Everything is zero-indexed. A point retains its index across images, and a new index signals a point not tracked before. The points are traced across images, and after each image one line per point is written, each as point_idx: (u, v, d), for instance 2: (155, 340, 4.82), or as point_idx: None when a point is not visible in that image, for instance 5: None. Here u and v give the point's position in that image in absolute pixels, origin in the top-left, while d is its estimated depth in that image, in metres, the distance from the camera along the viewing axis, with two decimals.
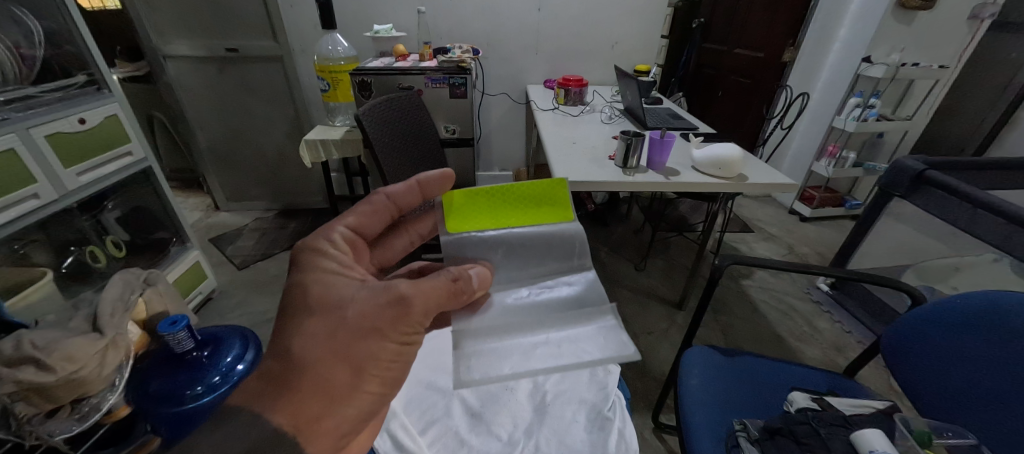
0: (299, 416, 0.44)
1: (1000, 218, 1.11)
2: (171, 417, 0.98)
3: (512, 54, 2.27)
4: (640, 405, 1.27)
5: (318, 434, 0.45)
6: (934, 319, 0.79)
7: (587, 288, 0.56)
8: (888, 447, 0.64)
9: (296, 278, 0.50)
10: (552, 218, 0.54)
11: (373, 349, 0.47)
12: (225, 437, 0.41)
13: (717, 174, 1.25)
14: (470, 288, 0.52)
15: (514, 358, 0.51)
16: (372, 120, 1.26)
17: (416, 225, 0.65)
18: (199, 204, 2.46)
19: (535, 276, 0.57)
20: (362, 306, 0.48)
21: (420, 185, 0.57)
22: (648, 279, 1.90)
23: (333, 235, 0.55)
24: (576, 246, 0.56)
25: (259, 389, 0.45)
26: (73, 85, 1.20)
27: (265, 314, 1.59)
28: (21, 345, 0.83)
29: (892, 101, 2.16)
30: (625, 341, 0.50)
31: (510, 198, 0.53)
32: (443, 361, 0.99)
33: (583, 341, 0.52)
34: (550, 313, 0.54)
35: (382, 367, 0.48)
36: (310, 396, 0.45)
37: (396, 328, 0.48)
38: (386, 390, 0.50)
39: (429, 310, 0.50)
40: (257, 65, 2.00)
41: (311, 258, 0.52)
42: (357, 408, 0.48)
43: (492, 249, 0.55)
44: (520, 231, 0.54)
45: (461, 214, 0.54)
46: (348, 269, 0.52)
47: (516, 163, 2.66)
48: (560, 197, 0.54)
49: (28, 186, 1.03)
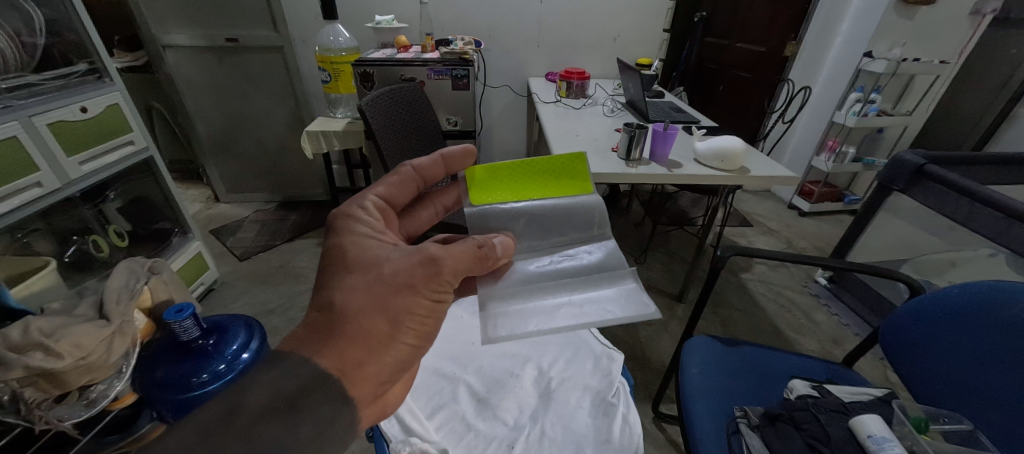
0: (344, 361, 0.45)
1: (998, 211, 1.12)
2: (178, 403, 1.00)
3: (513, 46, 2.26)
4: (640, 395, 1.29)
5: (360, 379, 0.45)
6: (932, 307, 0.80)
7: (606, 254, 0.61)
8: (885, 431, 0.66)
9: (333, 242, 0.52)
10: (571, 190, 0.60)
11: (409, 304, 0.49)
12: (276, 376, 0.42)
13: (719, 166, 1.26)
14: (495, 255, 0.55)
15: (539, 317, 0.54)
16: (374, 109, 1.26)
17: (442, 197, 0.67)
18: (199, 195, 2.46)
19: (555, 245, 0.62)
20: (398, 264, 0.49)
21: (444, 159, 0.60)
22: (648, 272, 1.91)
23: (365, 203, 0.57)
24: (595, 217, 0.61)
25: (305, 337, 0.46)
26: (74, 73, 1.19)
27: (268, 304, 1.60)
28: (29, 331, 0.84)
29: (892, 96, 2.14)
30: (645, 301, 0.54)
31: (531, 171, 0.59)
32: (448, 349, 1.00)
33: (606, 302, 0.56)
34: (571, 277, 0.58)
35: (417, 322, 0.50)
36: (355, 342, 0.46)
37: (429, 286, 0.49)
38: (422, 344, 0.51)
39: (458, 271, 0.51)
40: (257, 55, 1.98)
41: (346, 223, 0.54)
42: (395, 358, 0.49)
43: (515, 220, 0.61)
44: (542, 203, 0.60)
45: (487, 187, 0.59)
46: (381, 235, 0.54)
47: (516, 156, 2.66)
48: (579, 171, 0.60)
49: (30, 174, 1.03)
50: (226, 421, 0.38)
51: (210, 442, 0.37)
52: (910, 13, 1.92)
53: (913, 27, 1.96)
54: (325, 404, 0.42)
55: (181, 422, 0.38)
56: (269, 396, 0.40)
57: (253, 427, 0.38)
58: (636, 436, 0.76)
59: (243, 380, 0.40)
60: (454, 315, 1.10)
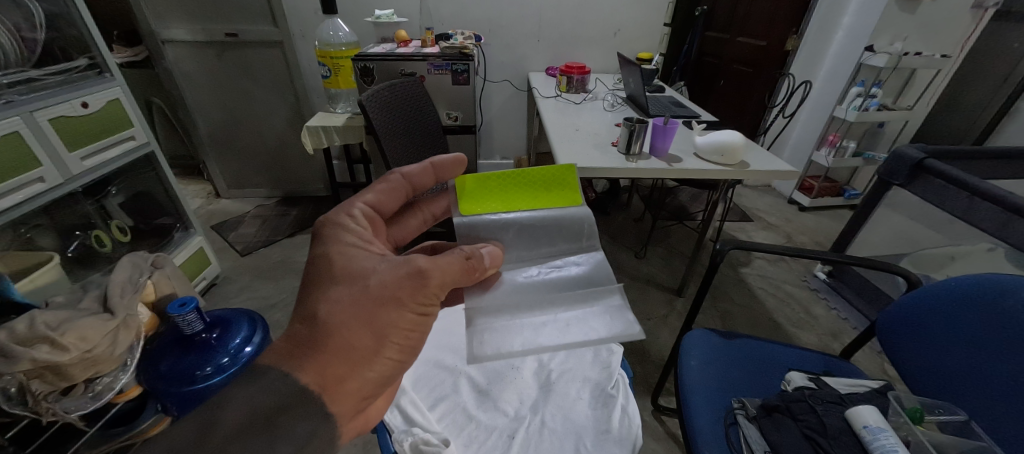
0: (325, 376, 0.46)
1: (996, 205, 1.13)
2: (182, 396, 1.01)
3: (513, 41, 2.25)
4: (640, 389, 1.30)
5: (341, 394, 0.46)
6: (933, 301, 0.81)
7: (593, 266, 0.61)
8: (880, 421, 0.67)
9: (319, 251, 0.53)
10: (561, 202, 0.61)
11: (395, 317, 0.50)
12: (259, 389, 0.42)
13: (718, 161, 1.26)
14: (482, 266, 0.56)
15: (525, 335, 0.56)
16: (374, 105, 1.26)
17: (431, 205, 0.69)
18: (200, 190, 2.46)
19: (543, 256, 0.62)
20: (384, 276, 0.50)
21: (434, 167, 0.62)
22: (648, 266, 1.92)
23: (353, 210, 0.58)
24: (584, 228, 0.62)
25: (288, 350, 0.46)
26: (74, 68, 1.19)
27: (270, 299, 1.61)
28: (35, 324, 0.85)
29: (892, 90, 2.15)
30: (629, 321, 0.55)
31: (521, 182, 0.60)
32: (450, 341, 1.01)
33: (591, 320, 0.57)
34: (559, 291, 0.59)
35: (403, 335, 0.51)
36: (337, 358, 0.47)
37: (415, 298, 0.51)
38: (405, 358, 0.52)
39: (445, 284, 0.53)
40: (257, 50, 1.98)
41: (333, 231, 0.55)
42: (378, 372, 0.50)
43: (504, 229, 0.61)
44: (530, 214, 0.61)
45: (475, 198, 0.60)
46: (368, 244, 0.55)
47: (516, 151, 2.66)
48: (568, 182, 0.61)
49: (33, 169, 1.03)
50: (216, 425, 0.39)
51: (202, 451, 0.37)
52: (913, 7, 1.91)
53: (915, 21, 1.96)
54: (306, 419, 0.42)
55: (175, 427, 0.39)
56: (248, 408, 0.41)
57: (229, 443, 0.38)
58: (636, 426, 0.77)
59: (225, 393, 0.41)
60: (456, 309, 1.11)
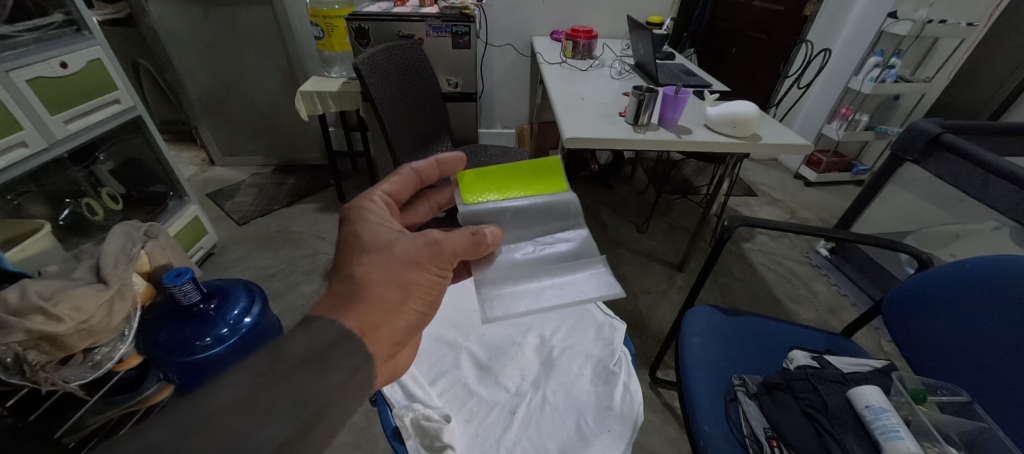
0: (364, 320, 0.43)
1: (1010, 182, 1.09)
2: (183, 365, 1.01)
3: (516, 1, 2.13)
4: (638, 362, 1.32)
5: (381, 337, 0.44)
6: (938, 283, 0.79)
7: (581, 242, 0.59)
8: (882, 401, 0.67)
9: (347, 230, 0.51)
10: (552, 189, 0.58)
11: (421, 280, 0.49)
12: (306, 329, 0.40)
13: (730, 133, 1.21)
14: (485, 244, 0.52)
15: (526, 299, 0.55)
16: (370, 69, 1.19)
17: (436, 195, 0.66)
18: (194, 157, 2.40)
19: (539, 232, 0.59)
20: (410, 245, 0.49)
21: (439, 165, 0.59)
22: (649, 240, 1.90)
23: (373, 200, 0.55)
24: (572, 209, 0.59)
25: (333, 302, 0.44)
26: (51, 24, 1.12)
27: (268, 269, 1.60)
28: (26, 294, 0.83)
29: (912, 61, 2.05)
30: (612, 281, 0.55)
31: (514, 172, 0.57)
32: (450, 316, 1.00)
33: (581, 284, 0.56)
34: (553, 263, 0.58)
35: (430, 294, 0.50)
36: (373, 306, 0.44)
37: (439, 265, 0.50)
38: (428, 311, 0.51)
39: (457, 254, 0.51)
40: (245, 8, 1.86)
41: (357, 213, 0.52)
42: (406, 322, 0.48)
43: (502, 212, 0.58)
44: (526, 201, 0.58)
45: (471, 187, 0.58)
46: (393, 224, 0.53)
47: (518, 121, 2.59)
48: (556, 169, 0.58)
49: (14, 133, 0.98)
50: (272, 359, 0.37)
51: (260, 382, 0.35)
52: None
53: None
54: (352, 356, 0.40)
55: None
56: None
57: None
58: (636, 405, 0.77)
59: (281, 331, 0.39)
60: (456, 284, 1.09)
